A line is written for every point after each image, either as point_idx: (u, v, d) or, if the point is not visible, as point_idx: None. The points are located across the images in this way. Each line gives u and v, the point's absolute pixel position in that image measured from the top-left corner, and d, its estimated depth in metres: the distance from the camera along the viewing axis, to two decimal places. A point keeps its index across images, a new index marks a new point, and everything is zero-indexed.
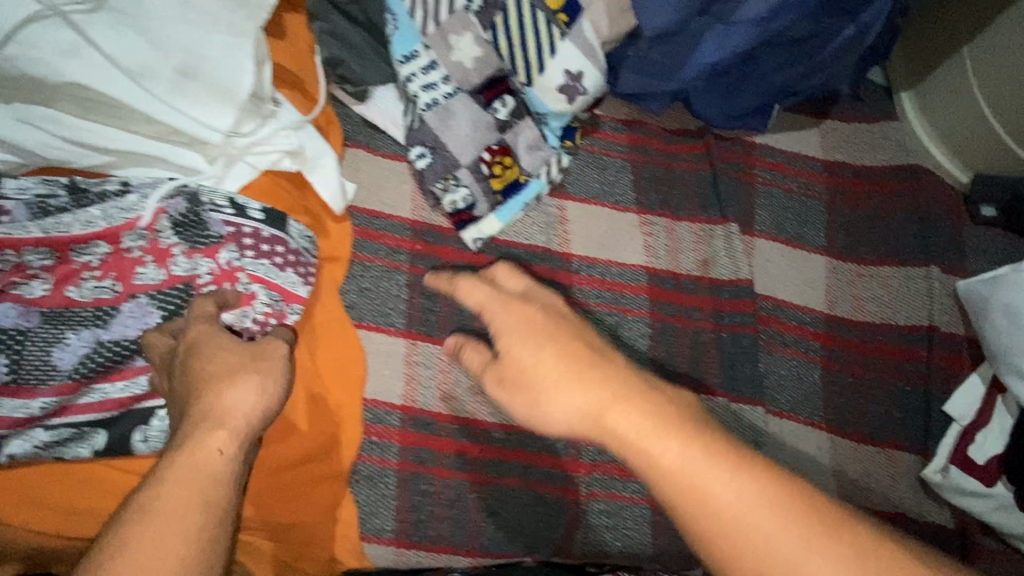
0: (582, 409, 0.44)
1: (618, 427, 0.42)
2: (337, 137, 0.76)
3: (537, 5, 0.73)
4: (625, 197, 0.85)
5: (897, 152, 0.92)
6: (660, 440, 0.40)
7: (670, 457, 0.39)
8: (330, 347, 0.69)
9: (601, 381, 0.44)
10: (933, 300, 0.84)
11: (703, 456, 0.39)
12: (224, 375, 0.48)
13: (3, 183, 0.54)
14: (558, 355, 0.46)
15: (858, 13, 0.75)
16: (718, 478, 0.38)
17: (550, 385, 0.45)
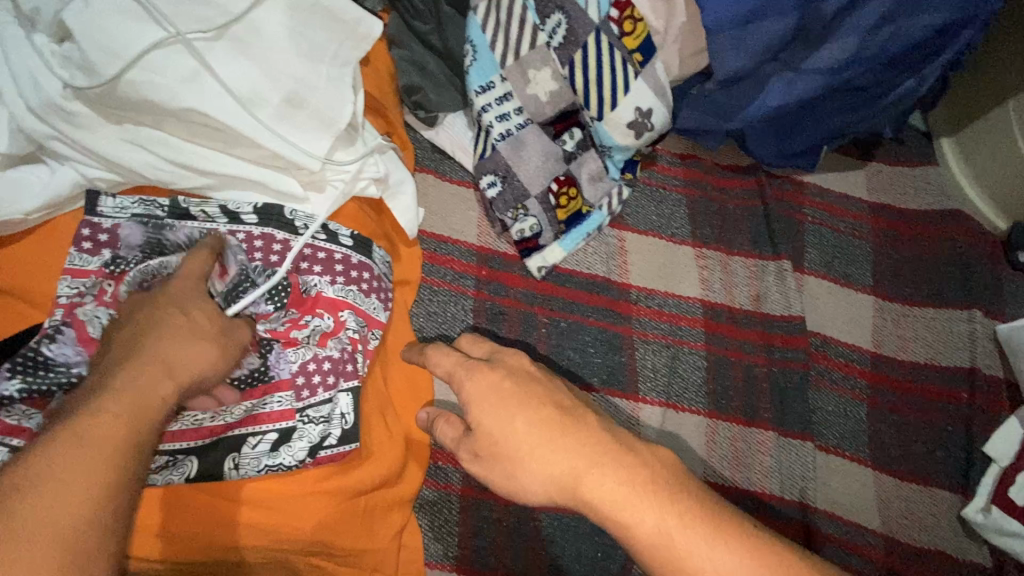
0: (559, 478, 0.47)
1: (587, 494, 0.46)
2: (410, 162, 0.77)
3: (615, 45, 0.75)
4: (681, 230, 0.87)
5: (939, 197, 0.96)
6: (635, 514, 0.44)
7: (648, 526, 0.43)
8: (399, 369, 0.68)
9: (573, 451, 0.47)
10: (975, 342, 0.87)
11: (678, 522, 0.42)
12: (180, 328, 0.47)
13: (103, 201, 0.55)
14: (530, 423, 0.50)
15: (920, 67, 0.78)
16: (696, 548, 0.41)
17: (523, 453, 0.49)
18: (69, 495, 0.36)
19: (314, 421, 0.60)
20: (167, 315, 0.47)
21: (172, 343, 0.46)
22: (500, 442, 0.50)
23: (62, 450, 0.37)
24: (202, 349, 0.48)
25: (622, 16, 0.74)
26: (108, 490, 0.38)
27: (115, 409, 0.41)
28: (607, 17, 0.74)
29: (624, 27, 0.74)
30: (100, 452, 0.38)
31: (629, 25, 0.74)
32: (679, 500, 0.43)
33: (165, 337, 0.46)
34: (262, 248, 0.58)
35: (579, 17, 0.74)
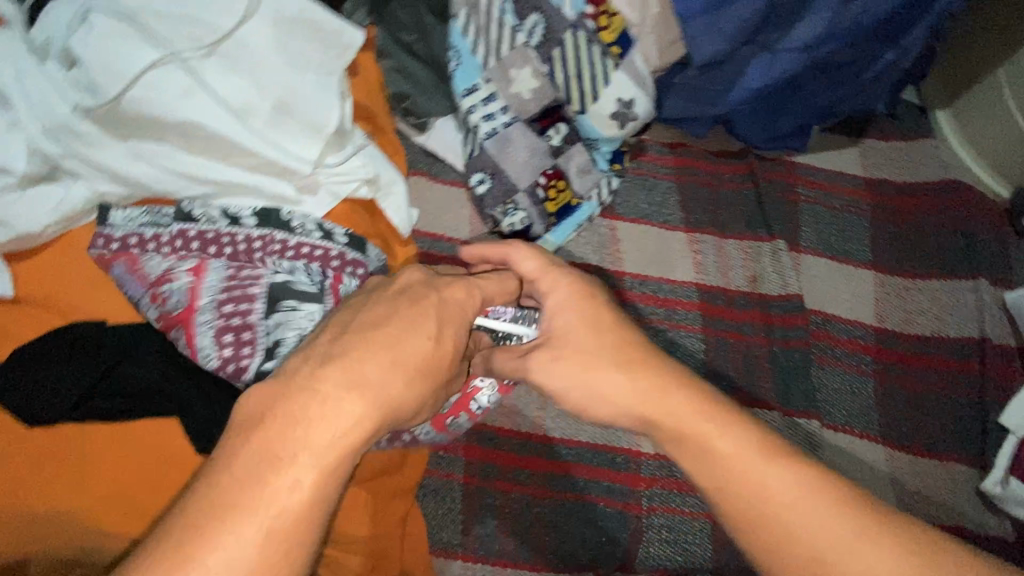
0: (642, 399, 0.48)
1: (670, 408, 0.47)
2: (403, 166, 0.80)
3: (593, 40, 0.77)
4: (673, 217, 0.88)
5: (937, 168, 0.95)
6: (716, 432, 0.45)
7: (725, 449, 0.44)
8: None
9: (657, 375, 0.48)
10: (983, 312, 0.85)
11: (757, 449, 0.44)
12: (413, 358, 0.43)
13: (114, 214, 0.59)
14: (601, 338, 0.50)
15: (898, 39, 0.78)
16: (767, 476, 0.43)
17: (610, 363, 0.49)
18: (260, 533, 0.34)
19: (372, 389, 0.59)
20: (382, 330, 0.43)
21: (395, 375, 0.41)
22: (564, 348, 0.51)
23: (263, 472, 0.35)
24: (417, 389, 0.43)
25: (597, 11, 0.76)
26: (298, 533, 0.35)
27: (312, 447, 0.37)
28: (582, 13, 0.76)
29: (600, 22, 0.76)
30: (298, 491, 0.36)
31: (604, 20, 0.76)
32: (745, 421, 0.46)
33: (399, 363, 0.42)
34: (261, 247, 0.60)
35: (556, 16, 0.76)
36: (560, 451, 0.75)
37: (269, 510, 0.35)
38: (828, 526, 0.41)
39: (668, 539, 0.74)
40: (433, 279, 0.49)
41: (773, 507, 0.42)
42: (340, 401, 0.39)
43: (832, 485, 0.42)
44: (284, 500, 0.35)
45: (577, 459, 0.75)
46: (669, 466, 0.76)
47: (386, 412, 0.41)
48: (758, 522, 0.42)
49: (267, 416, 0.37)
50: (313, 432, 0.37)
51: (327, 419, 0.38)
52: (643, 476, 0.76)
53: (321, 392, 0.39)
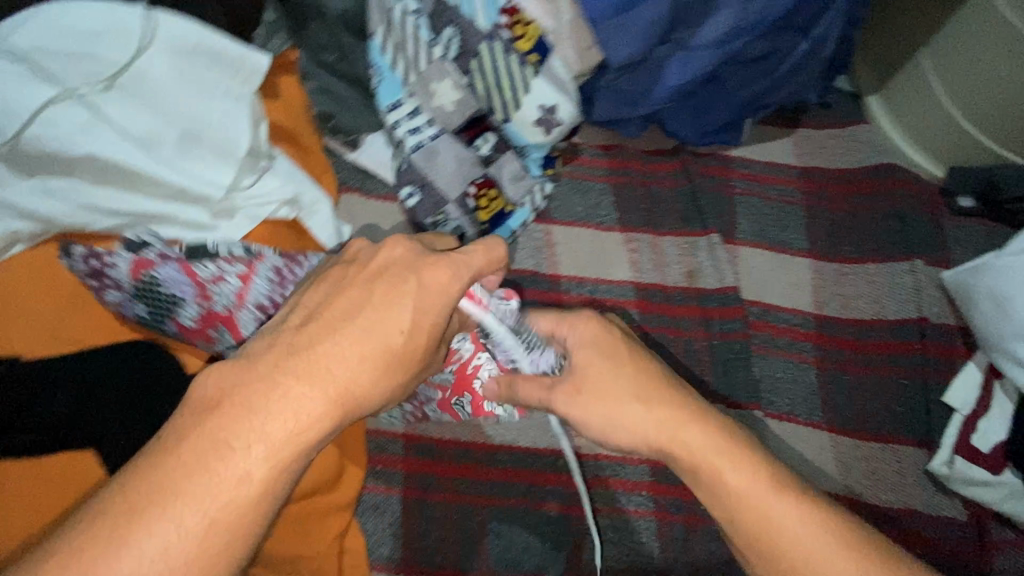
0: (658, 432, 0.55)
1: (686, 439, 0.54)
2: (332, 184, 0.81)
3: (509, 49, 0.78)
4: (608, 218, 0.89)
5: (870, 153, 0.95)
6: (728, 462, 0.53)
7: (738, 481, 0.52)
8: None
9: (676, 409, 0.55)
10: (920, 293, 0.86)
11: (766, 483, 0.52)
12: (375, 351, 0.46)
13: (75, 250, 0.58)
14: (622, 375, 0.56)
15: (808, 29, 0.80)
16: (773, 504, 0.51)
17: (628, 396, 0.55)
18: (203, 502, 0.39)
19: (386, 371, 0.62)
20: (349, 327, 0.46)
21: (357, 371, 0.45)
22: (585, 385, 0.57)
23: (210, 450, 0.40)
24: (376, 384, 0.46)
25: (512, 21, 0.77)
26: (237, 509, 0.40)
27: (261, 437, 0.41)
28: (496, 24, 0.77)
29: (515, 32, 0.77)
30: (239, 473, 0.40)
31: (519, 29, 0.78)
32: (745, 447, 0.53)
33: (362, 359, 0.45)
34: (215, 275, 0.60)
35: (469, 28, 0.77)
36: (501, 458, 0.74)
37: (220, 490, 0.39)
38: (819, 550, 0.49)
39: (613, 539, 0.74)
40: (415, 260, 0.50)
41: (773, 532, 0.50)
42: (295, 393, 0.43)
43: (830, 515, 0.50)
44: (229, 477, 0.40)
45: (518, 465, 0.74)
46: (613, 466, 0.77)
47: (343, 404, 0.45)
48: (762, 539, 0.51)
49: (223, 401, 0.41)
50: (268, 424, 0.42)
51: (282, 409, 0.42)
52: (586, 477, 0.76)
53: (281, 384, 0.43)
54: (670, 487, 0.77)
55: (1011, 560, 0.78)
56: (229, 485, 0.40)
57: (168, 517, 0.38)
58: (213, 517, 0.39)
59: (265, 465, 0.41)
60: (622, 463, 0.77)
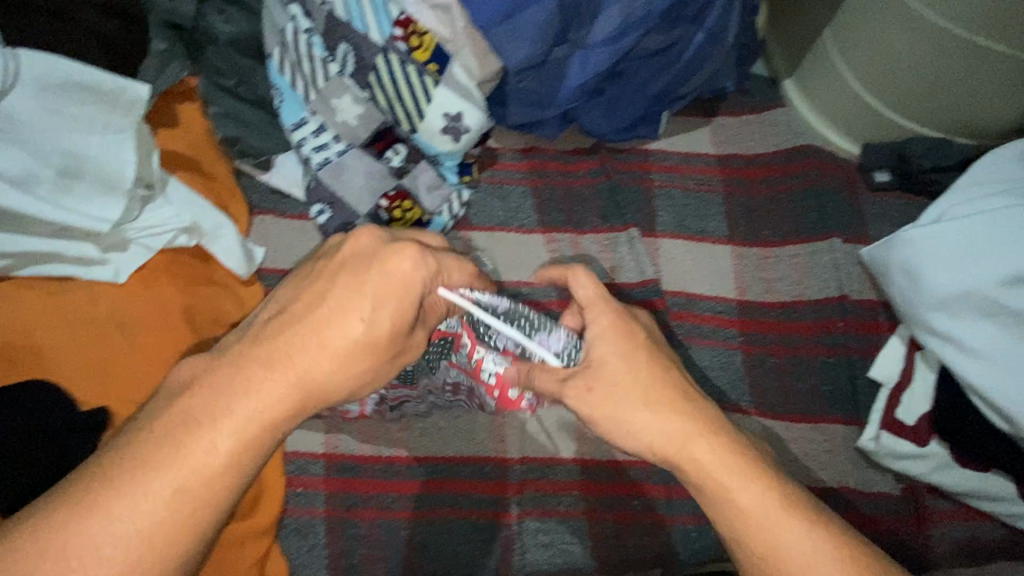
0: (666, 438, 0.51)
1: (692, 451, 0.50)
2: (240, 209, 0.81)
3: (406, 60, 0.77)
4: (529, 220, 0.89)
5: (787, 135, 0.96)
6: (737, 480, 0.48)
7: (748, 501, 0.48)
8: (157, 336, 0.67)
9: (688, 416, 0.51)
10: (839, 270, 0.86)
11: (778, 505, 0.47)
12: (340, 345, 0.47)
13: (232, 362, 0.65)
14: (634, 371, 0.52)
15: (702, 19, 0.80)
16: (785, 529, 0.46)
17: (638, 403, 0.51)
18: (175, 475, 0.42)
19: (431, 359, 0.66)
20: (320, 313, 0.47)
21: (316, 357, 0.46)
22: (597, 384, 0.53)
23: (181, 429, 0.43)
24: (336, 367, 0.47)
25: (407, 32, 0.77)
26: (193, 488, 0.42)
27: (230, 418, 0.44)
28: (391, 36, 0.77)
29: (411, 42, 0.77)
30: (206, 452, 0.43)
31: (415, 40, 0.77)
32: (764, 469, 0.49)
33: (323, 350, 0.46)
34: None
35: (363, 43, 0.77)
36: (426, 469, 0.75)
37: (184, 460, 0.42)
38: None
39: (544, 542, 0.74)
40: (384, 245, 0.49)
41: (779, 558, 0.46)
42: (255, 377, 0.46)
43: (846, 546, 0.46)
44: (196, 455, 0.43)
45: (442, 476, 0.75)
46: (541, 468, 0.76)
47: (302, 388, 0.46)
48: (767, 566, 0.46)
49: (202, 379, 0.46)
50: (235, 404, 0.45)
51: (243, 388, 0.45)
52: (513, 482, 0.75)
53: (252, 375, 0.45)
54: (600, 484, 0.76)
55: (948, 531, 0.78)
56: (191, 461, 0.42)
57: (134, 487, 0.41)
58: (176, 491, 0.42)
59: (234, 442, 0.44)
60: (550, 464, 0.76)
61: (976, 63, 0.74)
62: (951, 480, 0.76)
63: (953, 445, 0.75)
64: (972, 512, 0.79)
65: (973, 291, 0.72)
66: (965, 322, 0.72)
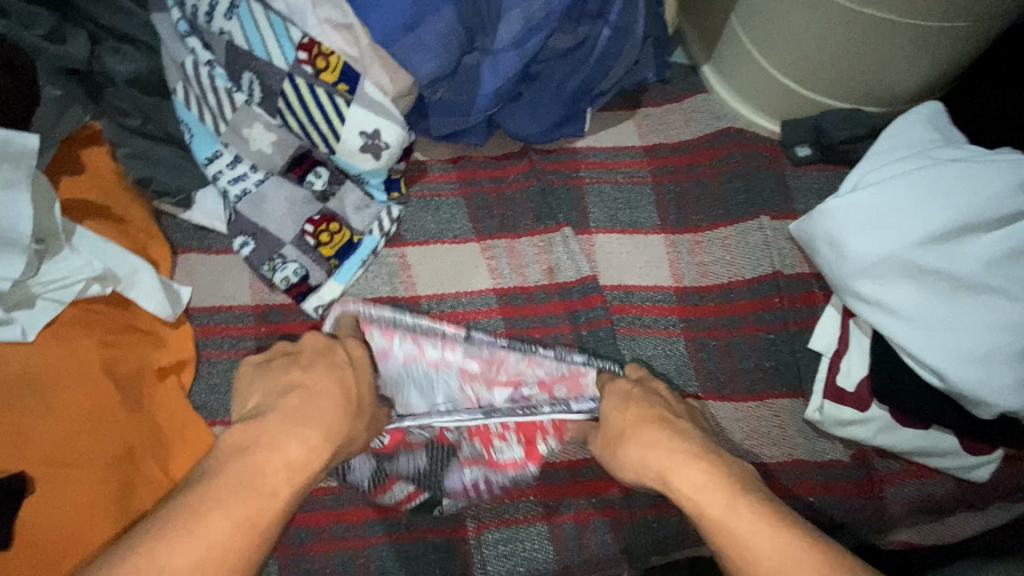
0: (654, 470, 0.53)
1: (675, 484, 0.51)
2: (161, 249, 0.79)
3: (315, 82, 0.76)
4: (463, 229, 0.88)
5: (709, 120, 0.97)
6: (709, 497, 0.49)
7: (718, 511, 0.48)
8: (76, 392, 0.66)
9: (672, 446, 0.53)
10: (770, 247, 0.88)
11: (749, 515, 0.46)
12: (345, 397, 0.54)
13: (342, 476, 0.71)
14: (636, 414, 0.58)
15: (606, 15, 0.82)
16: (756, 534, 0.45)
17: (639, 439, 0.55)
18: (221, 513, 0.44)
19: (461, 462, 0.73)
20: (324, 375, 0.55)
21: (337, 409, 0.52)
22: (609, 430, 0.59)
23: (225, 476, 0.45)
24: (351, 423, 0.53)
25: (312, 55, 0.75)
26: (239, 528, 0.44)
27: (278, 464, 0.47)
28: (296, 60, 0.76)
29: (317, 65, 0.75)
30: (253, 490, 0.45)
31: (321, 62, 0.75)
32: (764, 506, 0.47)
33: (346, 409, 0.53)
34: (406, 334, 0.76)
35: (267, 69, 0.76)
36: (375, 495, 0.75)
37: (246, 511, 0.44)
38: None
39: (505, 552, 0.73)
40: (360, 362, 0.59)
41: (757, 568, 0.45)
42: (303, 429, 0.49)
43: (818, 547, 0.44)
44: (240, 504, 0.44)
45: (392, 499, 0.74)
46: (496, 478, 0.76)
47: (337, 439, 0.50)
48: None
49: (258, 441, 0.48)
50: (278, 450, 0.47)
51: (294, 442, 0.48)
52: None
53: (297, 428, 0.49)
54: (555, 487, 0.76)
55: (902, 491, 0.80)
56: (239, 499, 0.45)
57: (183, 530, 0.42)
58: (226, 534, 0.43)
59: (280, 486, 0.47)
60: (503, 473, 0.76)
61: (873, 35, 0.76)
62: (895, 441, 0.78)
63: (894, 408, 0.76)
64: (923, 469, 0.81)
65: (892, 255, 0.73)
66: (888, 286, 0.74)
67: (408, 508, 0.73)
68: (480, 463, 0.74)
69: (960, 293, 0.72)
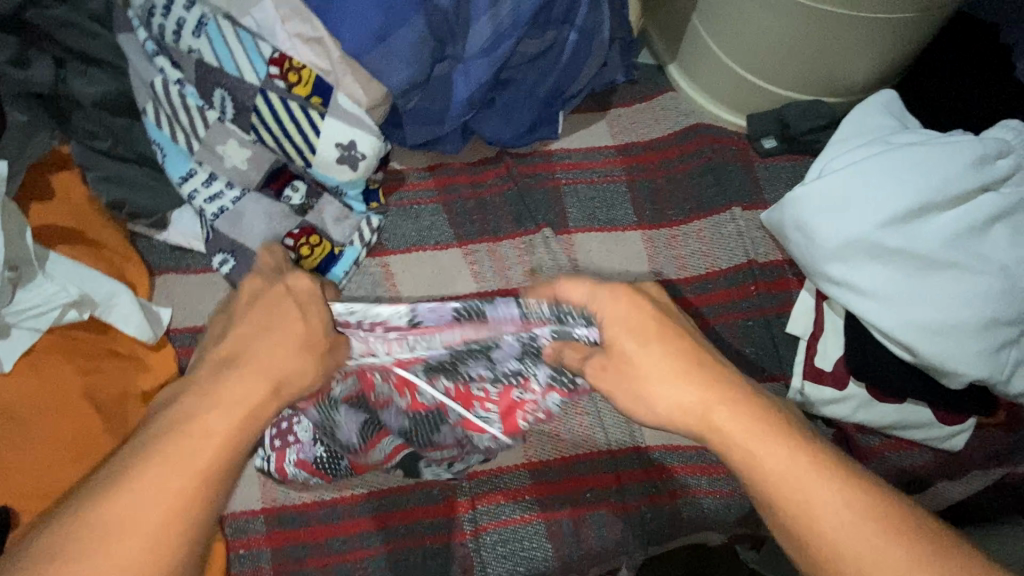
0: (691, 410, 0.50)
1: (724, 427, 0.49)
2: (138, 271, 0.78)
3: (288, 96, 0.76)
4: (444, 236, 0.89)
5: (677, 117, 1.00)
6: (762, 444, 0.47)
7: (778, 462, 0.46)
8: (55, 418, 0.64)
9: (709, 385, 0.50)
10: (744, 237, 0.91)
11: (808, 465, 0.46)
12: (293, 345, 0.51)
13: (323, 446, 0.70)
14: (671, 352, 0.52)
15: (572, 19, 0.84)
16: (816, 489, 0.45)
17: (666, 378, 0.51)
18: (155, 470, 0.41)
19: (450, 430, 0.67)
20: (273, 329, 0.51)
21: (286, 354, 0.50)
22: (621, 352, 0.53)
23: (167, 440, 0.43)
24: None
25: (283, 70, 0.75)
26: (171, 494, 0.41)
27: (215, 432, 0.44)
28: (267, 75, 0.76)
29: (289, 79, 0.76)
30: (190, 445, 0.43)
31: (293, 76, 0.76)
32: (813, 446, 0.47)
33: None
34: (385, 323, 0.60)
35: (239, 86, 0.76)
36: (371, 505, 0.74)
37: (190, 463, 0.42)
38: (872, 540, 0.43)
39: (504, 553, 0.73)
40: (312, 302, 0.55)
41: (821, 523, 0.44)
42: (237, 385, 0.47)
43: (876, 501, 0.44)
44: (174, 468, 0.42)
45: (387, 510, 0.74)
46: (489, 480, 0.76)
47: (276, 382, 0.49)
48: (824, 551, 0.44)
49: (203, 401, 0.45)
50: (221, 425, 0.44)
51: (234, 399, 0.46)
52: (463, 500, 0.76)
53: (230, 384, 0.47)
54: (549, 484, 0.77)
55: (884, 464, 0.82)
56: (171, 466, 0.42)
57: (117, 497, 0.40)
58: (161, 491, 0.41)
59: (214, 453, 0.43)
60: (497, 474, 0.77)
61: (824, 29, 0.80)
62: (875, 416, 0.80)
63: (869, 384, 0.79)
64: (902, 442, 0.83)
65: (860, 237, 0.76)
66: (857, 268, 0.77)
67: (398, 459, 0.70)
68: (465, 422, 0.66)
69: (925, 270, 0.75)
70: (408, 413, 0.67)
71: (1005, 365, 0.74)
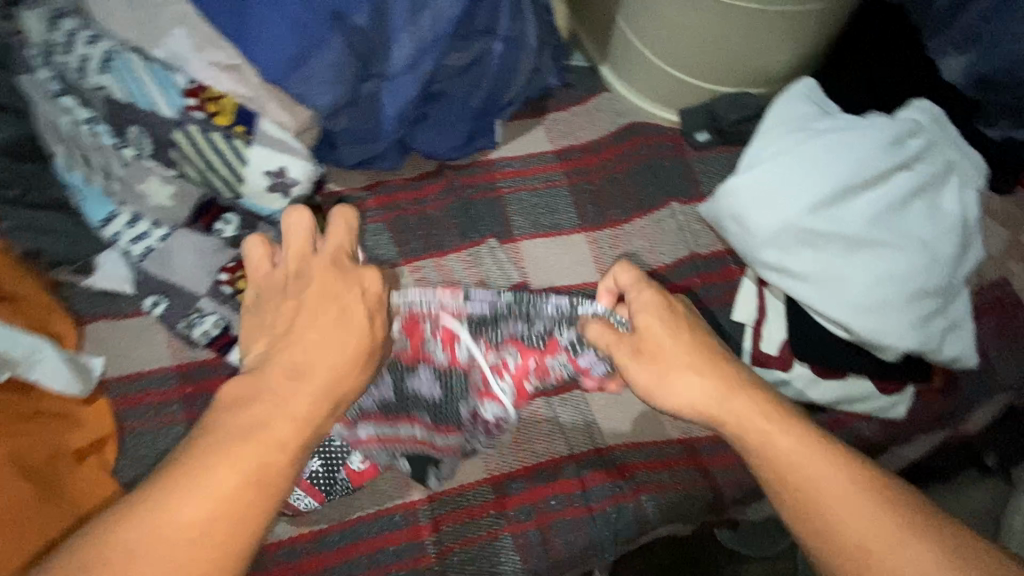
0: (702, 402, 0.56)
1: (737, 413, 0.54)
2: (64, 323, 0.74)
3: (207, 127, 0.74)
4: (388, 255, 0.88)
5: (612, 118, 1.01)
6: (773, 428, 0.53)
7: (785, 445, 0.52)
8: None
9: (726, 378, 0.56)
10: (684, 231, 0.93)
11: (813, 451, 0.51)
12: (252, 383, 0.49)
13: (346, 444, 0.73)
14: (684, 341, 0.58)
15: (496, 29, 0.84)
16: (822, 470, 0.50)
17: (683, 364, 0.57)
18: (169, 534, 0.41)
19: (465, 406, 0.73)
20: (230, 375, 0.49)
21: (315, 382, 0.49)
22: (644, 341, 0.60)
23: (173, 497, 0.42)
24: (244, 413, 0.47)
25: (200, 100, 0.73)
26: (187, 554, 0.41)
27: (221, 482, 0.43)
28: (184, 108, 0.73)
29: (208, 109, 0.74)
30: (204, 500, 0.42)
31: (211, 106, 0.74)
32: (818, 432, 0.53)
33: (250, 401, 0.47)
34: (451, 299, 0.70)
35: (153, 120, 0.73)
36: (333, 538, 0.73)
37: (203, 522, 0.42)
38: (867, 518, 0.47)
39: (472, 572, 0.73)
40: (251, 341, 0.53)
41: (824, 504, 0.49)
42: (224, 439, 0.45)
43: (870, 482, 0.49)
44: (190, 525, 0.41)
45: (351, 540, 0.73)
46: (455, 498, 0.76)
47: (312, 416, 0.48)
48: (826, 521, 0.48)
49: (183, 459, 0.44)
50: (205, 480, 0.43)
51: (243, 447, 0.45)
52: (427, 522, 0.75)
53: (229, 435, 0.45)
54: (516, 496, 0.76)
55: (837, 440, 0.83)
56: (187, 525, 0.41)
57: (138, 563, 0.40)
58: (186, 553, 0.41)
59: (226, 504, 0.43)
60: (460, 492, 0.76)
61: (739, 24, 0.82)
62: (823, 394, 0.82)
63: (813, 363, 0.81)
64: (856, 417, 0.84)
65: (791, 224, 0.79)
66: (791, 253, 0.79)
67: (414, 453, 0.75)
68: (484, 396, 0.73)
69: (854, 249, 0.78)
70: (442, 376, 0.73)
71: (935, 334, 0.77)
